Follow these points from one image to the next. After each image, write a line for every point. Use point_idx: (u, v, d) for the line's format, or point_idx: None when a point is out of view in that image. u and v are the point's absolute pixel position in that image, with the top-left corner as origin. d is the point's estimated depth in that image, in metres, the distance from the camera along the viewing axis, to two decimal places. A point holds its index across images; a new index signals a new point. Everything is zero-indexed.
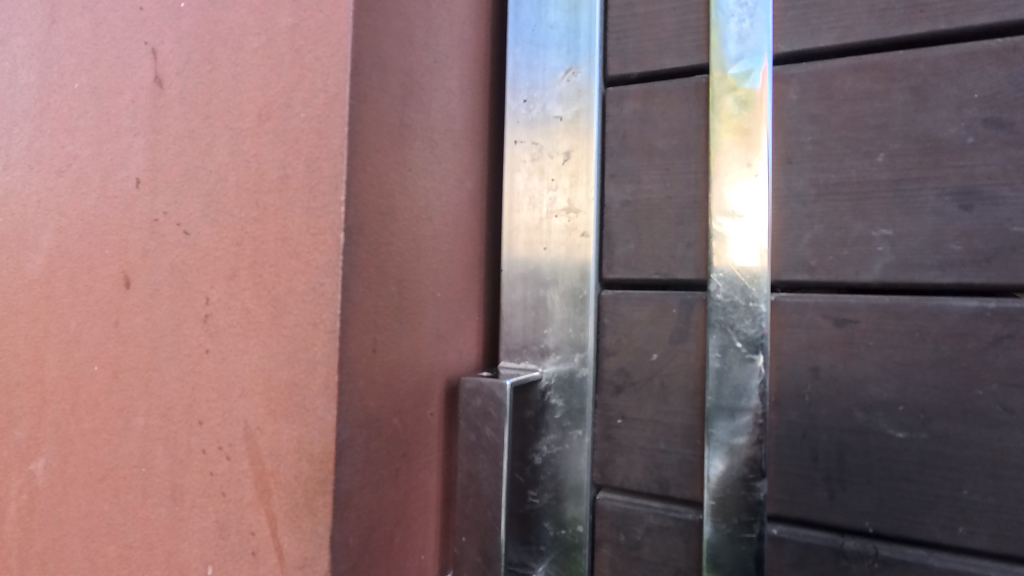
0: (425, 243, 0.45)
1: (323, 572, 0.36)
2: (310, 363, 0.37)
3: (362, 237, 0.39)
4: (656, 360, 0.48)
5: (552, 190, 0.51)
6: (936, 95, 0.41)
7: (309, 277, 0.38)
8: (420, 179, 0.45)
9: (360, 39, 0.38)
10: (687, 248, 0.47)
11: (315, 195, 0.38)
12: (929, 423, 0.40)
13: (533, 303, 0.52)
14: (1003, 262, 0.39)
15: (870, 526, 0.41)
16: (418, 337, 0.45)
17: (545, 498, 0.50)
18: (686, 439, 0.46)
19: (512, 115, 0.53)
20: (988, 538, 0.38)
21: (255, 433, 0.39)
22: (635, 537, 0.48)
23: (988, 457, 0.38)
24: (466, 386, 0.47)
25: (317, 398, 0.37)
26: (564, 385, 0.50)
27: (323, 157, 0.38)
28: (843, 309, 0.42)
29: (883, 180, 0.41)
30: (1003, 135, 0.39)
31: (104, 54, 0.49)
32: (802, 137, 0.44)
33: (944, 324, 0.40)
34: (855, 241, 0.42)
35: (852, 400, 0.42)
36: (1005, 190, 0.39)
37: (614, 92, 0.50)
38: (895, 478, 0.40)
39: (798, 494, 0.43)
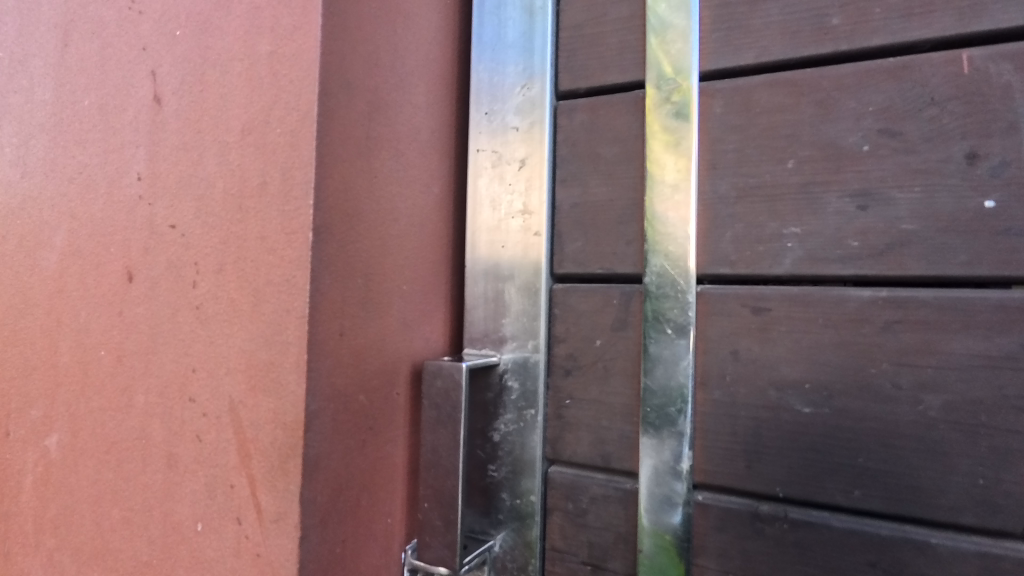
0: (391, 241, 0.51)
1: (294, 524, 0.42)
2: (284, 344, 0.43)
3: (330, 236, 0.44)
4: (600, 346, 0.53)
5: (510, 193, 0.57)
6: (839, 108, 0.46)
7: (283, 270, 0.44)
8: (386, 185, 0.51)
9: (328, 64, 0.44)
10: (626, 246, 0.52)
11: (289, 199, 0.44)
12: (831, 399, 0.45)
13: (493, 296, 0.57)
14: (893, 256, 0.44)
15: (781, 491, 0.46)
16: (384, 325, 0.50)
17: (503, 471, 0.56)
18: (625, 417, 0.52)
19: (476, 125, 0.59)
20: (880, 499, 0.43)
21: (238, 406, 0.45)
22: (582, 506, 0.54)
23: (879, 428, 0.43)
24: (429, 368, 0.53)
25: (290, 374, 0.43)
26: (520, 369, 0.56)
27: (296, 166, 0.44)
28: (759, 298, 0.47)
29: (793, 183, 0.47)
30: (894, 143, 0.44)
31: (111, 75, 0.55)
32: (726, 145, 0.49)
33: (844, 311, 0.45)
34: (769, 238, 0.47)
35: (766, 379, 0.47)
36: (895, 192, 0.44)
37: (564, 105, 0.56)
38: (803, 448, 0.46)
39: (720, 464, 0.48)
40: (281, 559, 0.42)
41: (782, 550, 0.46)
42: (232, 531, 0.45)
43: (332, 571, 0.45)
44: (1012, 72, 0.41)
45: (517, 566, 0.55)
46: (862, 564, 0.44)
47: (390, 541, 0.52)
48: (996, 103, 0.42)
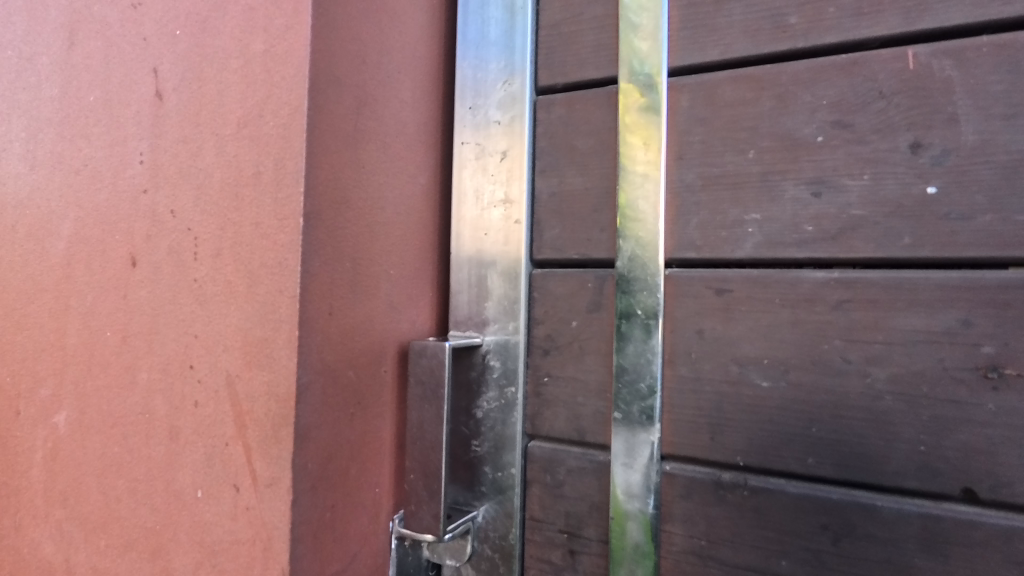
0: (378, 228, 0.54)
1: (286, 488, 0.45)
2: (277, 322, 0.47)
3: (319, 222, 0.47)
4: (576, 327, 0.56)
5: (492, 184, 0.60)
6: (795, 102, 0.49)
7: (276, 253, 0.47)
8: (374, 175, 0.54)
9: (317, 62, 0.47)
10: (600, 232, 0.56)
11: (281, 187, 0.47)
12: (787, 373, 0.48)
13: (477, 281, 0.61)
14: (844, 240, 0.47)
15: (741, 460, 0.49)
16: (372, 306, 0.54)
17: (486, 446, 0.59)
18: (599, 394, 0.55)
19: (460, 119, 0.62)
20: (832, 466, 0.47)
21: (235, 380, 0.48)
22: (559, 477, 0.57)
23: (831, 400, 0.47)
24: (415, 348, 0.56)
25: (282, 349, 0.46)
26: (501, 349, 0.59)
27: (287, 157, 0.47)
28: (722, 281, 0.50)
29: (754, 172, 0.50)
30: (846, 134, 0.47)
31: (115, 72, 0.58)
32: (692, 137, 0.52)
33: (799, 291, 0.48)
34: (731, 224, 0.50)
35: (728, 356, 0.50)
36: (846, 179, 0.47)
37: (543, 99, 0.59)
38: (761, 420, 0.49)
39: (686, 436, 0.51)
40: (274, 520, 0.46)
41: (741, 515, 0.49)
42: (229, 497, 0.48)
43: (322, 534, 0.48)
44: (953, 67, 0.44)
45: (499, 535, 0.59)
46: (814, 526, 0.47)
47: (378, 510, 0.55)
48: (938, 96, 0.45)
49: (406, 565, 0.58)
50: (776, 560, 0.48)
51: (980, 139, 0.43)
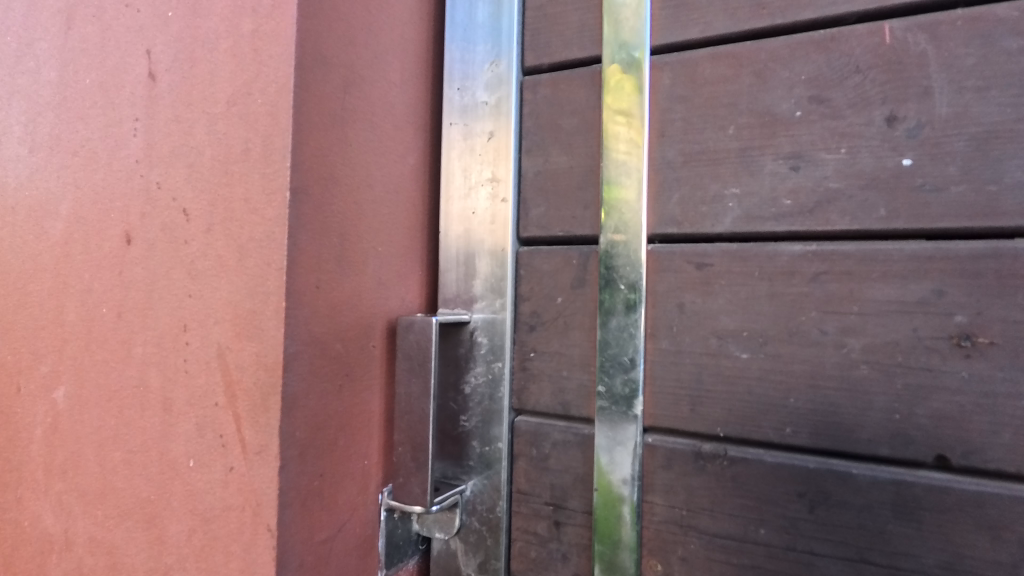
0: (366, 205, 0.56)
1: (274, 455, 0.47)
2: (265, 294, 0.48)
3: (306, 196, 0.49)
4: (561, 303, 0.57)
5: (480, 164, 0.61)
6: (773, 78, 0.50)
7: (264, 227, 0.48)
8: (362, 154, 0.55)
9: (304, 41, 0.48)
10: (584, 210, 0.56)
11: (269, 163, 0.48)
12: (765, 345, 0.49)
13: (465, 259, 0.62)
14: (821, 213, 0.48)
15: (721, 431, 0.50)
16: (360, 282, 0.55)
17: (474, 421, 0.61)
18: (583, 368, 0.56)
19: (448, 101, 0.63)
20: (808, 436, 0.47)
21: (226, 352, 0.50)
22: (545, 451, 0.58)
23: (808, 370, 0.48)
24: (403, 323, 0.57)
25: (270, 320, 0.47)
26: (488, 326, 0.60)
27: (275, 134, 0.48)
28: (702, 255, 0.51)
29: (733, 148, 0.51)
30: (822, 109, 0.48)
31: (111, 55, 0.60)
32: (673, 115, 0.53)
33: (776, 264, 0.49)
34: (711, 199, 0.51)
35: (708, 329, 0.51)
36: (823, 154, 0.48)
37: (529, 80, 0.60)
38: (740, 391, 0.50)
39: (667, 408, 0.52)
40: (263, 486, 0.47)
41: (720, 484, 0.50)
42: (220, 464, 0.50)
43: (310, 501, 0.50)
44: (928, 41, 0.45)
45: (486, 508, 0.60)
46: (791, 495, 0.48)
47: (367, 481, 0.56)
48: (912, 70, 0.45)
49: (395, 536, 0.59)
50: (754, 528, 0.49)
51: (953, 111, 0.44)
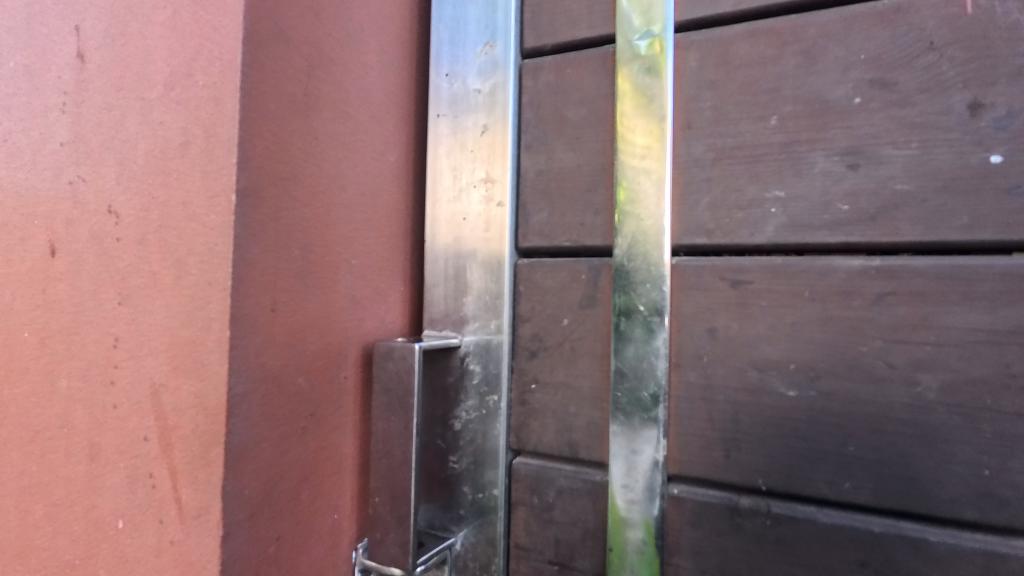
0: (336, 211, 0.47)
1: (216, 522, 0.38)
2: (206, 320, 0.39)
3: (258, 200, 0.40)
4: (567, 326, 0.48)
5: (472, 162, 0.53)
6: (825, 58, 0.41)
7: (205, 238, 0.39)
8: (330, 149, 0.46)
9: (255, 10, 0.40)
10: (595, 216, 0.48)
11: (211, 159, 0.39)
12: (817, 380, 0.40)
13: (454, 273, 0.53)
14: (885, 220, 0.39)
15: (763, 484, 0.42)
16: (328, 302, 0.46)
17: (464, 463, 0.52)
18: (594, 403, 0.47)
19: (435, 90, 0.55)
20: (871, 492, 0.39)
21: (160, 390, 0.41)
22: (548, 499, 0.49)
23: (871, 412, 0.39)
24: (380, 350, 0.48)
25: (212, 353, 0.38)
26: (481, 351, 0.51)
27: (219, 122, 0.39)
28: (738, 270, 0.43)
29: (775, 142, 0.42)
30: (886, 95, 0.39)
31: (33, 31, 0.50)
32: (701, 103, 0.44)
33: (830, 283, 0.40)
34: (749, 204, 0.43)
35: (745, 359, 0.42)
36: (888, 149, 0.39)
37: (529, 64, 0.52)
38: (785, 436, 0.41)
39: (695, 454, 0.44)
40: (202, 559, 0.38)
41: (763, 548, 0.42)
42: (154, 528, 0.41)
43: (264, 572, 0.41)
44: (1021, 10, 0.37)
45: (480, 565, 0.51)
46: (850, 563, 0.39)
47: (337, 539, 0.48)
48: (1001, 47, 0.37)
49: None
50: None
51: None
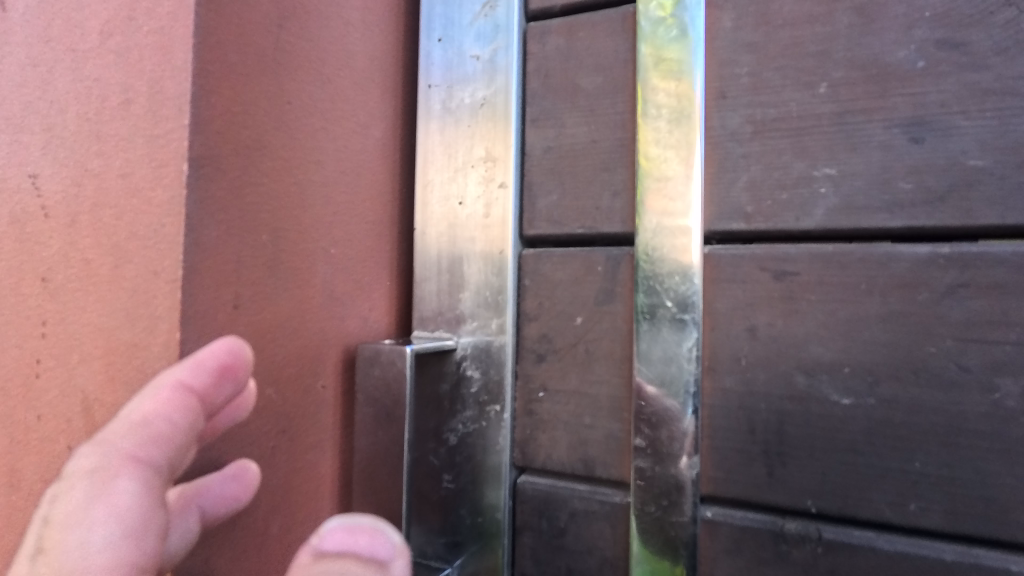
0: (312, 190, 0.40)
1: None
2: (150, 319, 0.32)
3: (218, 172, 0.33)
4: (580, 325, 0.42)
5: (469, 137, 0.46)
6: (883, 15, 0.36)
7: (150, 217, 0.32)
8: (306, 118, 0.39)
9: None
10: (613, 199, 0.42)
11: (157, 121, 0.32)
12: (876, 386, 0.35)
13: (449, 265, 0.46)
14: (957, 201, 0.34)
15: (813, 506, 0.36)
16: (303, 297, 0.39)
17: (461, 482, 0.45)
18: (612, 414, 0.41)
19: (426, 56, 0.48)
20: (942, 516, 0.34)
21: (94, 405, 0.33)
22: (559, 524, 0.43)
23: (941, 423, 0.34)
24: (364, 354, 0.42)
25: (157, 361, 0.32)
26: (480, 355, 0.45)
27: (166, 75, 0.32)
28: (782, 260, 0.37)
29: (826, 113, 0.37)
30: (957, 57, 0.34)
31: None
32: (738, 68, 0.39)
33: (892, 274, 0.35)
34: (795, 183, 0.37)
35: (792, 362, 0.37)
36: (959, 119, 0.34)
37: (536, 27, 0.45)
38: (841, 450, 0.36)
39: (732, 471, 0.38)
40: None
41: None
42: None
43: None
44: None
45: None
46: None
47: None
48: None
49: None
50: None
51: None
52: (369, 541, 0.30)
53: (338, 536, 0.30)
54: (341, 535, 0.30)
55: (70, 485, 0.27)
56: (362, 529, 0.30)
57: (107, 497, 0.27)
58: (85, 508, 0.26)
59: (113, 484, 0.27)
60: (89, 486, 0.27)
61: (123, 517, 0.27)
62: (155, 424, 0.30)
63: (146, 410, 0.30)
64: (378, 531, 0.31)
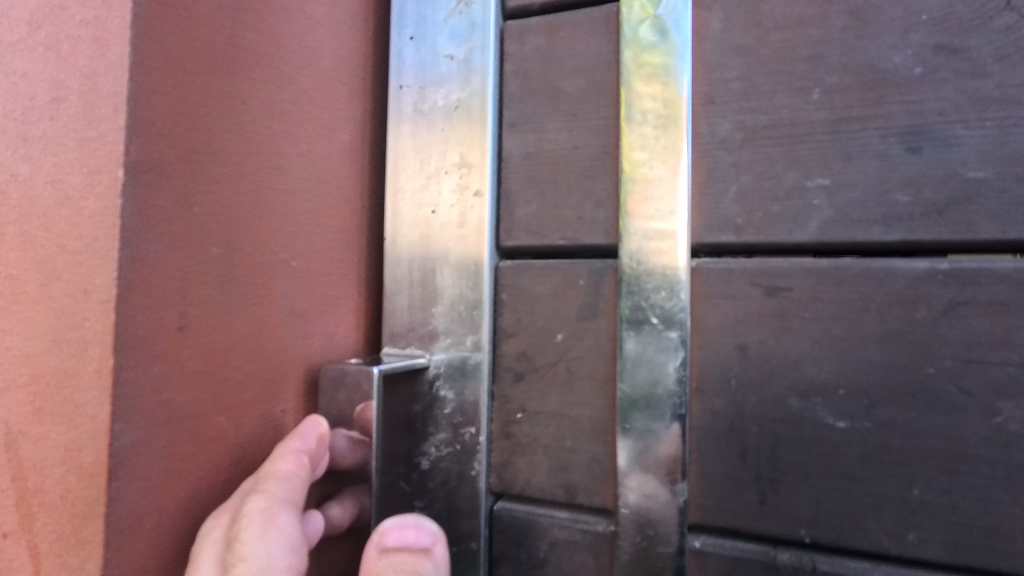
0: (271, 198, 0.37)
1: None
2: (80, 344, 0.28)
3: (159, 179, 0.30)
4: (562, 342, 0.40)
5: (443, 142, 0.43)
6: (879, 19, 0.34)
7: (82, 230, 0.29)
8: (264, 119, 0.36)
9: None
10: (596, 209, 0.39)
11: (90, 122, 0.29)
12: (873, 409, 0.33)
13: (421, 278, 0.44)
14: (956, 215, 0.32)
15: (807, 535, 0.34)
16: (259, 315, 0.36)
17: (434, 510, 0.42)
18: (595, 437, 0.39)
19: (397, 55, 0.45)
20: (942, 546, 0.32)
21: (17, 439, 0.29)
22: (538, 555, 0.40)
23: (941, 448, 0.32)
24: (329, 375, 0.39)
25: (88, 391, 0.28)
26: (454, 374, 0.42)
27: (101, 70, 0.29)
28: (774, 275, 0.35)
29: (819, 120, 0.35)
30: (955, 63, 0.33)
31: None
32: (727, 73, 0.37)
33: (889, 291, 0.33)
34: (788, 194, 0.35)
35: (785, 383, 0.35)
36: (957, 128, 0.32)
37: (514, 26, 0.43)
38: (836, 477, 0.34)
39: (722, 498, 0.36)
40: None
41: None
42: None
43: None
44: None
45: None
46: None
47: None
48: None
49: None
50: None
51: None
52: (416, 535, 0.36)
53: (392, 533, 0.35)
54: (397, 532, 0.36)
55: (241, 523, 0.31)
56: (409, 524, 0.36)
57: (278, 530, 0.32)
58: (264, 532, 0.31)
59: (282, 516, 0.32)
60: (263, 518, 0.31)
61: (291, 541, 0.32)
62: (297, 489, 0.34)
63: (284, 481, 0.33)
64: (421, 524, 0.37)
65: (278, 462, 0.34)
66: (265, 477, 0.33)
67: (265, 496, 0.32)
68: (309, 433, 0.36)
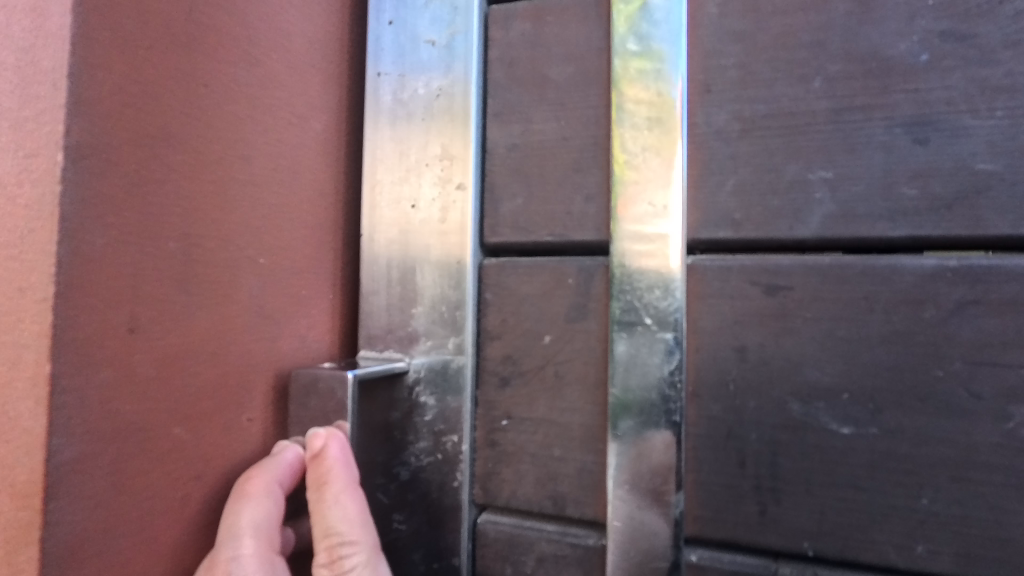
0: (236, 189, 0.34)
1: None
2: (14, 348, 0.25)
3: (106, 165, 0.27)
4: (550, 345, 0.37)
5: (424, 133, 0.41)
6: (883, 3, 0.32)
7: (16, 221, 0.26)
8: (228, 104, 0.33)
9: None
10: (586, 203, 0.37)
11: (26, 101, 0.26)
12: (879, 414, 0.31)
13: (400, 276, 0.41)
14: (966, 209, 0.31)
15: (810, 549, 0.32)
16: (223, 316, 0.33)
17: (414, 524, 0.40)
18: (585, 445, 0.37)
19: (375, 41, 0.43)
20: (952, 559, 0.30)
21: None
22: (525, 570, 0.38)
23: (951, 455, 0.30)
24: (300, 381, 0.36)
25: (21, 401, 0.25)
26: (435, 379, 0.40)
27: (39, 44, 0.26)
28: (774, 273, 0.33)
29: (821, 110, 0.33)
30: (963, 50, 0.31)
31: None
32: (724, 60, 0.35)
33: (896, 289, 0.31)
34: (788, 187, 0.33)
35: (786, 387, 0.33)
36: (966, 118, 0.31)
37: (499, 10, 0.40)
38: (841, 487, 0.32)
39: (720, 509, 0.34)
40: None
41: None
42: None
43: None
44: None
45: None
46: None
47: None
48: None
49: None
50: None
51: None
52: None
53: None
54: None
55: None
56: None
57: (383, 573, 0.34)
58: None
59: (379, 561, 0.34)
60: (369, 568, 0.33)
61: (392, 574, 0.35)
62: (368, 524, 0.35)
63: (359, 524, 0.34)
64: None
65: (343, 506, 0.33)
66: (331, 520, 0.34)
67: (358, 547, 0.33)
68: (339, 462, 0.34)
